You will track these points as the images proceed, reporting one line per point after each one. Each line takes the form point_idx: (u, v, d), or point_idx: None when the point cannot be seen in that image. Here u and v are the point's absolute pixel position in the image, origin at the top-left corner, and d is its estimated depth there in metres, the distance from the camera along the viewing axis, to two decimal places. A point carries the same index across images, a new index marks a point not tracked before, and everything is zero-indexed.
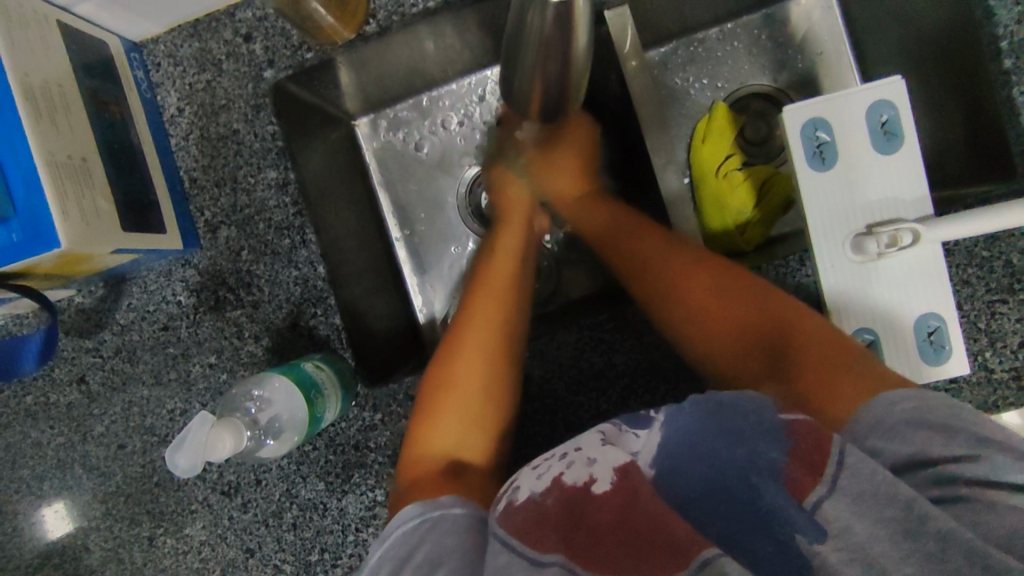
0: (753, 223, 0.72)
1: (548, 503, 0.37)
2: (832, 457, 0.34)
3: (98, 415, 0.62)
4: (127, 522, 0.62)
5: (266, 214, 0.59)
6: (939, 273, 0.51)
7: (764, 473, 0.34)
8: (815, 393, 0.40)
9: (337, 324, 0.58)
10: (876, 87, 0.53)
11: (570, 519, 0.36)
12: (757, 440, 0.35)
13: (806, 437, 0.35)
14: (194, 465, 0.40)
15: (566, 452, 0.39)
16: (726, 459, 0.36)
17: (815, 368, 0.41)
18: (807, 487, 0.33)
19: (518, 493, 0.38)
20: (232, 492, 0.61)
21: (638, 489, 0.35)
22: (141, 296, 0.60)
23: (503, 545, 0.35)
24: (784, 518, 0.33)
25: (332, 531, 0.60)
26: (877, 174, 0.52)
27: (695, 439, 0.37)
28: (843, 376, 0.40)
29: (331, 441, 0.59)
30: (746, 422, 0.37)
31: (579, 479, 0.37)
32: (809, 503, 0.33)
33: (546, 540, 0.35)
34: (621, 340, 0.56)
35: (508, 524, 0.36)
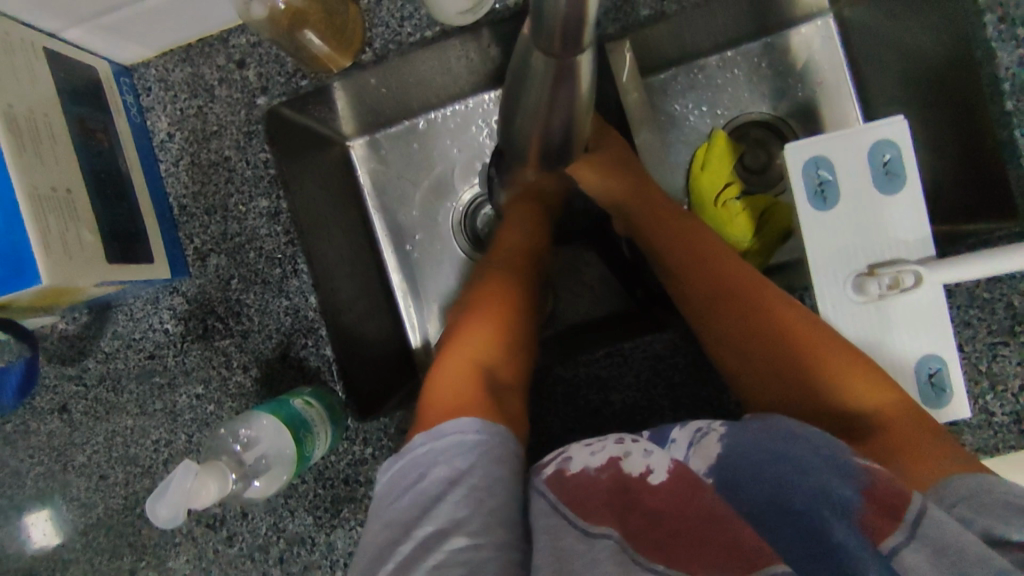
0: (752, 253, 0.72)
1: (603, 480, 0.36)
2: (913, 506, 0.33)
3: (80, 445, 0.60)
4: (108, 555, 0.60)
5: (257, 243, 0.57)
6: (942, 315, 0.51)
7: (836, 510, 0.33)
8: (901, 461, 0.41)
9: (328, 356, 0.57)
10: (877, 126, 0.52)
11: (628, 496, 0.35)
12: (832, 473, 0.35)
13: (882, 482, 0.34)
14: (176, 514, 0.38)
15: (623, 438, 0.38)
16: (800, 497, 0.35)
17: (895, 437, 0.42)
18: (885, 532, 0.32)
19: (572, 464, 0.37)
20: (217, 525, 0.59)
21: (704, 488, 0.34)
22: (127, 324, 0.59)
23: (551, 507, 0.35)
24: (858, 561, 0.32)
25: (320, 566, 0.58)
26: (879, 215, 0.52)
27: (758, 464, 0.37)
28: (925, 449, 0.41)
29: (320, 474, 0.58)
30: (814, 455, 0.37)
31: (635, 467, 0.36)
32: (886, 547, 0.32)
33: (598, 514, 0.34)
34: (618, 377, 0.55)
35: (558, 488, 0.36)
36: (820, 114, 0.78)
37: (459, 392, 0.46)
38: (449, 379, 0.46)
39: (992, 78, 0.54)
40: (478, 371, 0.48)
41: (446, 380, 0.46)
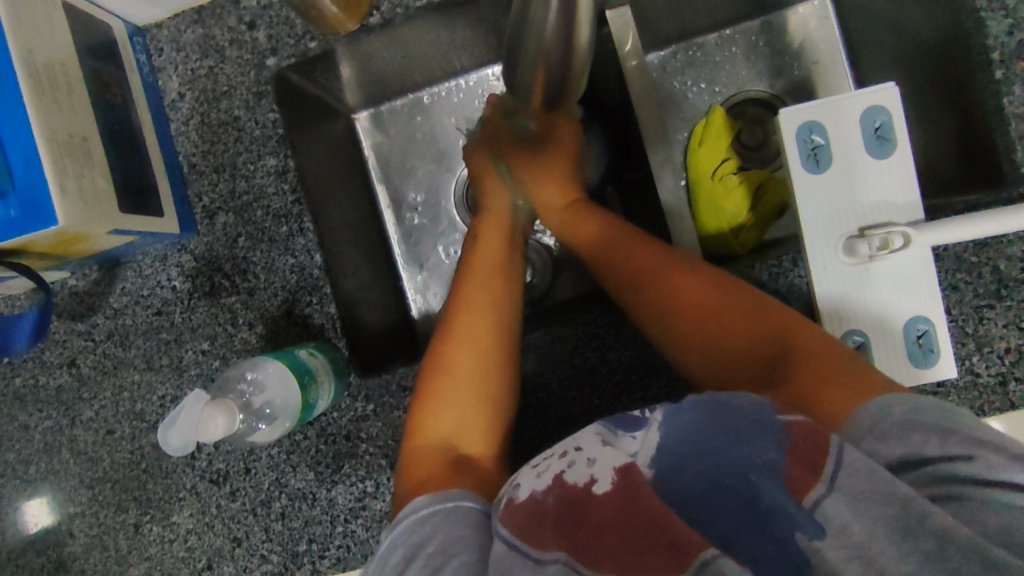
0: (748, 227, 0.73)
1: (548, 502, 0.38)
2: (831, 457, 0.34)
3: (87, 400, 0.61)
4: (113, 509, 0.62)
5: (265, 201, 0.59)
6: (929, 277, 0.52)
7: (764, 471, 0.35)
8: (814, 400, 0.39)
9: (332, 313, 0.58)
10: (869, 93, 0.54)
11: (572, 516, 0.37)
12: (755, 438, 0.36)
13: (806, 438, 0.35)
14: (185, 445, 0.40)
15: (566, 451, 0.40)
16: (730, 456, 0.36)
17: (822, 374, 0.40)
18: (807, 487, 0.34)
19: (519, 491, 0.39)
20: (221, 480, 0.61)
21: (643, 491, 0.36)
22: (136, 280, 0.60)
23: (504, 544, 0.37)
24: (784, 515, 0.34)
25: (321, 521, 0.59)
26: (870, 178, 0.53)
27: (690, 436, 0.37)
28: (845, 383, 0.39)
29: (322, 430, 0.59)
30: (743, 422, 0.37)
31: (580, 479, 0.38)
32: (808, 502, 0.34)
33: (544, 539, 0.36)
34: (615, 336, 0.57)
35: (508, 523, 0.38)
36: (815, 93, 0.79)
37: (483, 415, 0.48)
38: (452, 388, 0.48)
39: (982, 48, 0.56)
40: (485, 375, 0.49)
41: (456, 389, 0.48)
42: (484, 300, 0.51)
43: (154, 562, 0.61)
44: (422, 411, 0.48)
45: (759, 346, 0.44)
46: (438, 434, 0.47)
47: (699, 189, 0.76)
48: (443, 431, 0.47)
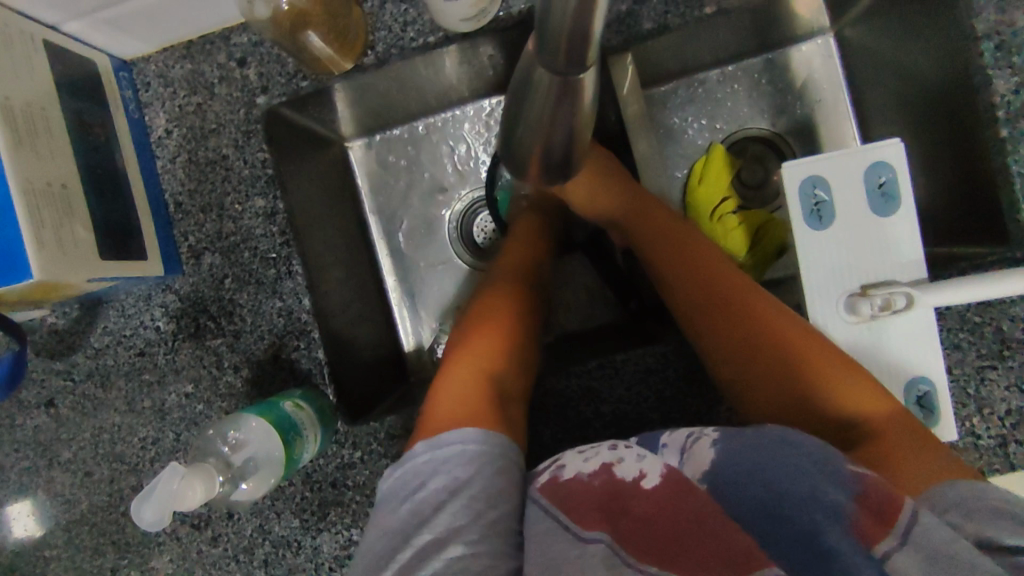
0: (745, 266, 0.74)
1: (595, 486, 0.36)
2: (903, 513, 0.34)
3: (65, 441, 0.60)
4: (90, 553, 0.60)
5: (252, 243, 0.57)
6: (932, 337, 0.51)
7: (828, 512, 0.34)
8: (891, 464, 0.42)
9: (320, 359, 0.57)
10: (874, 148, 0.53)
11: (618, 501, 0.35)
12: (823, 479, 0.36)
13: (874, 489, 0.35)
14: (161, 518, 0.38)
15: (617, 443, 0.38)
16: (794, 491, 0.35)
17: (898, 448, 0.43)
18: (875, 537, 0.33)
19: (566, 471, 0.38)
20: (202, 526, 0.59)
21: (695, 489, 0.34)
22: (117, 320, 0.58)
23: (545, 514, 0.36)
24: (846, 558, 0.33)
25: (305, 569, 0.58)
26: (873, 236, 0.52)
27: (750, 470, 0.37)
28: (914, 456, 0.42)
29: (307, 477, 0.58)
30: (805, 462, 0.37)
31: (629, 472, 0.36)
32: (878, 551, 0.33)
33: (590, 520, 0.35)
34: (610, 389, 0.55)
35: (552, 496, 0.37)
36: (816, 133, 0.78)
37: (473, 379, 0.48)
38: (458, 394, 0.47)
39: (988, 105, 0.54)
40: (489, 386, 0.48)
41: (456, 390, 0.47)
42: (485, 339, 0.52)
43: None
44: (435, 388, 0.48)
45: (798, 373, 0.47)
46: (447, 413, 0.45)
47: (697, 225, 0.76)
48: (454, 407, 0.46)
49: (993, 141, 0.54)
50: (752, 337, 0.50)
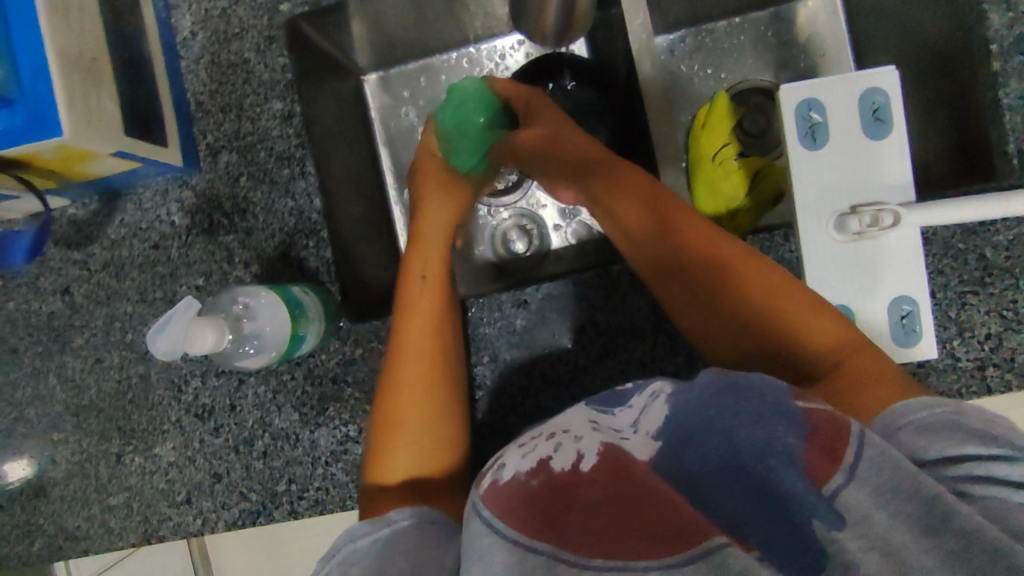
0: (744, 210, 0.74)
1: (534, 485, 0.34)
2: (851, 444, 0.32)
3: (79, 328, 0.62)
4: (97, 437, 0.62)
5: (269, 143, 0.59)
6: (915, 258, 0.53)
7: (781, 457, 0.31)
8: (842, 393, 0.40)
9: (328, 258, 0.59)
10: (868, 75, 0.55)
11: (560, 498, 0.33)
12: (774, 419, 0.33)
13: (829, 420, 0.33)
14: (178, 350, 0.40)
15: (553, 432, 0.37)
16: (750, 434, 0.32)
17: (860, 370, 0.41)
18: (827, 475, 0.31)
19: (504, 472, 0.36)
20: (205, 416, 0.61)
21: (635, 468, 0.33)
22: (134, 213, 0.61)
23: (488, 528, 0.34)
24: (803, 501, 0.31)
25: (301, 462, 0.60)
26: (864, 157, 0.54)
27: (699, 411, 0.34)
28: (867, 384, 0.40)
29: (309, 372, 0.60)
30: (761, 403, 0.34)
31: (567, 460, 0.35)
32: (829, 490, 0.31)
33: (530, 526, 0.33)
34: (604, 297, 0.57)
35: (493, 503, 0.34)
36: None
37: (427, 445, 0.47)
38: (414, 399, 0.48)
39: (981, 42, 0.57)
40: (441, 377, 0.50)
41: (420, 424, 0.47)
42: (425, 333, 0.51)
43: (135, 493, 0.62)
44: (381, 455, 0.47)
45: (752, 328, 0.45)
46: (400, 469, 0.46)
47: (698, 172, 0.77)
48: (406, 464, 0.46)
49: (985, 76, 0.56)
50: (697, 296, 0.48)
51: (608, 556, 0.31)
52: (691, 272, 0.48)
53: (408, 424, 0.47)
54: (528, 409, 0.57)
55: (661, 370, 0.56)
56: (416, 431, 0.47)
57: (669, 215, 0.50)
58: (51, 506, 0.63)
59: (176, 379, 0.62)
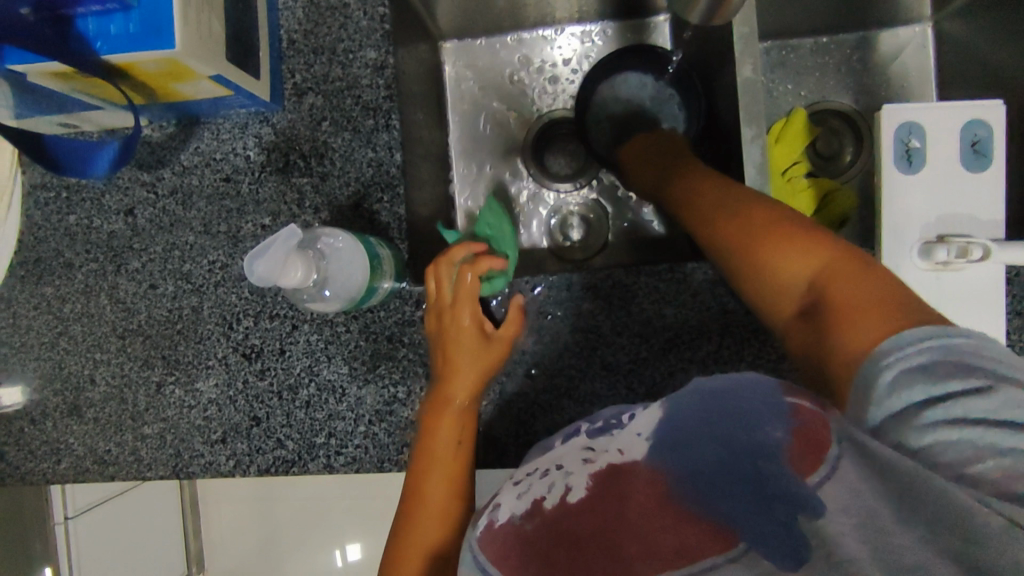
0: None
1: (529, 527, 0.37)
2: (832, 451, 0.33)
3: (137, 251, 0.61)
4: (140, 364, 0.61)
5: (357, 91, 0.59)
6: (994, 296, 0.53)
7: (770, 455, 0.35)
8: (822, 345, 0.39)
9: (400, 215, 0.58)
10: (974, 105, 0.53)
11: (549, 535, 0.36)
12: (762, 420, 0.37)
13: (815, 419, 0.36)
14: (271, 274, 0.38)
15: (549, 471, 0.41)
16: (742, 436, 0.36)
17: (850, 296, 0.39)
18: (808, 470, 0.33)
19: (500, 514, 0.39)
20: (252, 357, 0.60)
21: (626, 478, 0.38)
22: (210, 142, 0.60)
23: (480, 571, 0.36)
24: (792, 488, 0.33)
25: (344, 416, 0.59)
26: (958, 188, 0.53)
27: (702, 417, 0.40)
28: (880, 310, 0.37)
29: (365, 327, 0.59)
30: (761, 405, 0.38)
31: (555, 498, 0.38)
32: (812, 482, 0.33)
33: (524, 569, 0.35)
34: (675, 293, 0.57)
35: (488, 549, 0.36)
36: None
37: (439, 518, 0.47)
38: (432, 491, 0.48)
39: None
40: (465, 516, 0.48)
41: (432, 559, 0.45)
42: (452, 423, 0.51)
43: (170, 425, 0.61)
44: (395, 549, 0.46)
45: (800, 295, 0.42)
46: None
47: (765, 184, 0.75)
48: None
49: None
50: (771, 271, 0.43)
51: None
52: (739, 237, 0.45)
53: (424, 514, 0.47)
54: (581, 395, 0.57)
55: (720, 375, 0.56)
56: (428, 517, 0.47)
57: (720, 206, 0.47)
58: (84, 426, 0.62)
59: (228, 315, 0.60)
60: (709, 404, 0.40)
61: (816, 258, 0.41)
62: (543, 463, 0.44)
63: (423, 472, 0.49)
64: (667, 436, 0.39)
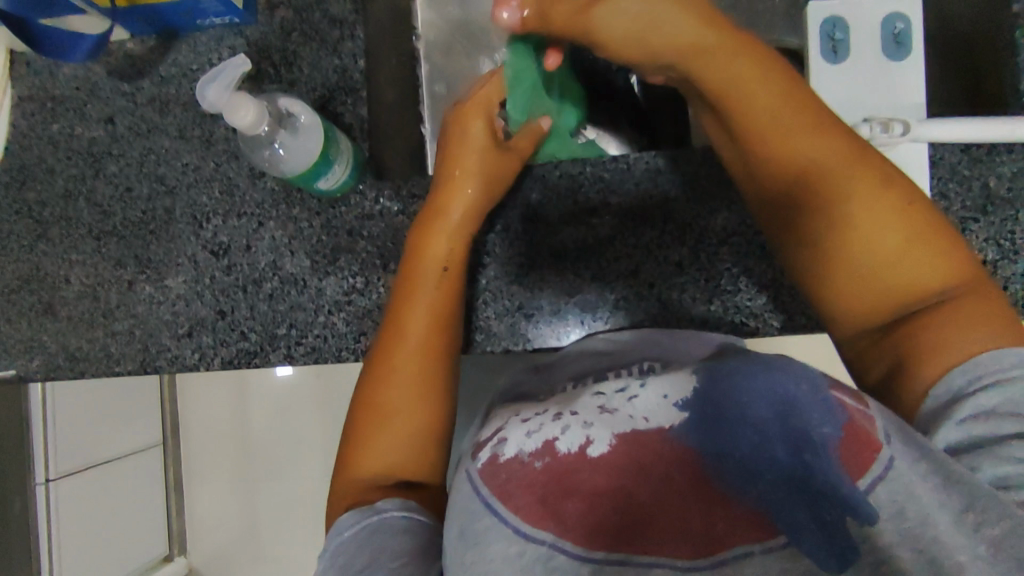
0: None
1: (537, 468, 0.34)
2: (881, 455, 0.31)
3: (115, 157, 0.65)
4: (113, 263, 0.64)
5: (324, 5, 0.63)
6: (920, 175, 0.55)
7: (817, 451, 0.31)
8: (920, 358, 0.38)
9: (362, 116, 0.62)
10: (891, 0, 0.57)
11: (561, 486, 0.33)
12: (813, 409, 0.32)
13: (859, 415, 0.32)
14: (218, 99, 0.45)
15: (560, 414, 0.37)
16: (785, 424, 0.32)
17: (932, 328, 0.38)
18: (862, 470, 0.31)
19: (505, 449, 0.36)
20: (220, 254, 0.63)
21: (658, 447, 0.33)
22: (188, 55, 0.65)
23: (485, 507, 0.34)
24: (840, 497, 0.30)
25: (305, 308, 0.61)
26: (881, 75, 0.57)
27: (731, 388, 0.33)
28: (964, 319, 0.38)
29: (327, 222, 0.62)
30: (798, 390, 0.32)
31: (573, 443, 0.35)
32: (863, 485, 0.31)
33: (530, 512, 0.33)
34: (620, 183, 0.59)
35: (491, 482, 0.34)
36: None
37: (413, 441, 0.48)
38: (393, 403, 0.49)
39: None
40: (431, 389, 0.50)
41: (398, 436, 0.48)
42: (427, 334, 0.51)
43: (139, 321, 0.64)
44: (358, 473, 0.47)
45: (905, 303, 0.40)
46: (379, 468, 0.47)
47: None
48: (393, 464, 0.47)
49: (1001, 11, 0.56)
50: (871, 264, 0.40)
51: (614, 547, 0.32)
52: (823, 217, 0.42)
53: (388, 435, 0.48)
54: (533, 278, 0.60)
55: (664, 257, 0.59)
56: (396, 437, 0.48)
57: (830, 177, 0.42)
58: (57, 324, 0.64)
59: (198, 215, 0.63)
60: (740, 379, 0.34)
61: (938, 266, 0.40)
62: (553, 404, 0.39)
63: (393, 342, 0.51)
64: (708, 409, 0.33)
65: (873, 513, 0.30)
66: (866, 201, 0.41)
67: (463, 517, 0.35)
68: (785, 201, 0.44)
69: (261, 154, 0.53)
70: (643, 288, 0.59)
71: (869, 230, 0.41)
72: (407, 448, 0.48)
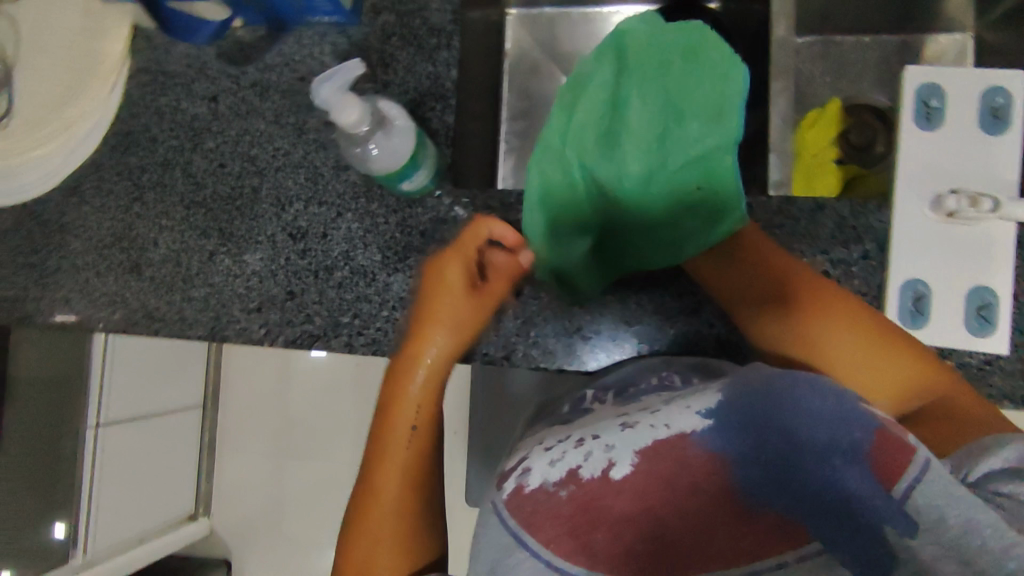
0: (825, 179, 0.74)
1: (562, 498, 0.36)
2: (916, 464, 0.30)
3: (214, 133, 0.69)
4: (199, 232, 0.68)
5: (426, 13, 0.66)
6: (1005, 256, 0.55)
7: (846, 455, 0.31)
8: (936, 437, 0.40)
9: (449, 124, 0.64)
10: (995, 73, 0.56)
11: (585, 508, 0.35)
12: (843, 417, 0.32)
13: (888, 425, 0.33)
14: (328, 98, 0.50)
15: (583, 441, 0.39)
16: (814, 433, 0.32)
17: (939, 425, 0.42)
18: (898, 474, 0.30)
19: (530, 478, 0.37)
20: (298, 237, 0.66)
21: (681, 457, 0.35)
22: (293, 46, 0.68)
23: (513, 539, 0.35)
24: (871, 506, 0.30)
25: (369, 299, 0.64)
26: (976, 146, 0.56)
27: (757, 393, 0.35)
28: (965, 426, 0.41)
29: (402, 221, 0.64)
30: (823, 404, 0.33)
31: (596, 468, 0.36)
32: (898, 492, 0.30)
33: (561, 545, 0.34)
34: None
35: (517, 511, 0.36)
36: None
37: (399, 524, 0.49)
38: (381, 518, 0.48)
39: None
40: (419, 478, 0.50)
41: (386, 518, 0.49)
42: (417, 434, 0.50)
43: (216, 290, 0.67)
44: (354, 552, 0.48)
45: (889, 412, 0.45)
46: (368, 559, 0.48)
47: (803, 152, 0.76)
48: (392, 523, 0.48)
49: None
50: (856, 358, 0.49)
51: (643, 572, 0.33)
52: (850, 335, 0.50)
53: (377, 525, 0.48)
54: (588, 292, 0.61)
55: None
56: (383, 535, 0.48)
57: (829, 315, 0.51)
58: (141, 282, 0.69)
59: (282, 198, 0.67)
60: (754, 393, 0.36)
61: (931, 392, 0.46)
62: (575, 432, 0.41)
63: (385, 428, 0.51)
64: (731, 418, 0.35)
65: (910, 524, 0.29)
66: (870, 351, 0.49)
67: (494, 553, 0.35)
68: (854, 348, 0.49)
69: (352, 150, 0.56)
70: (703, 326, 0.60)
71: (883, 359, 0.48)
72: (393, 535, 0.48)
